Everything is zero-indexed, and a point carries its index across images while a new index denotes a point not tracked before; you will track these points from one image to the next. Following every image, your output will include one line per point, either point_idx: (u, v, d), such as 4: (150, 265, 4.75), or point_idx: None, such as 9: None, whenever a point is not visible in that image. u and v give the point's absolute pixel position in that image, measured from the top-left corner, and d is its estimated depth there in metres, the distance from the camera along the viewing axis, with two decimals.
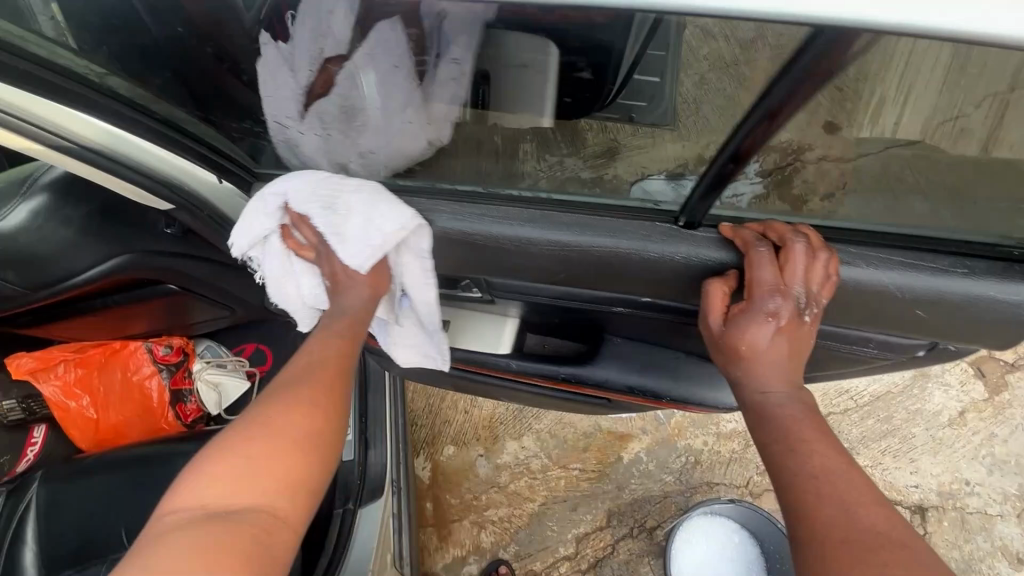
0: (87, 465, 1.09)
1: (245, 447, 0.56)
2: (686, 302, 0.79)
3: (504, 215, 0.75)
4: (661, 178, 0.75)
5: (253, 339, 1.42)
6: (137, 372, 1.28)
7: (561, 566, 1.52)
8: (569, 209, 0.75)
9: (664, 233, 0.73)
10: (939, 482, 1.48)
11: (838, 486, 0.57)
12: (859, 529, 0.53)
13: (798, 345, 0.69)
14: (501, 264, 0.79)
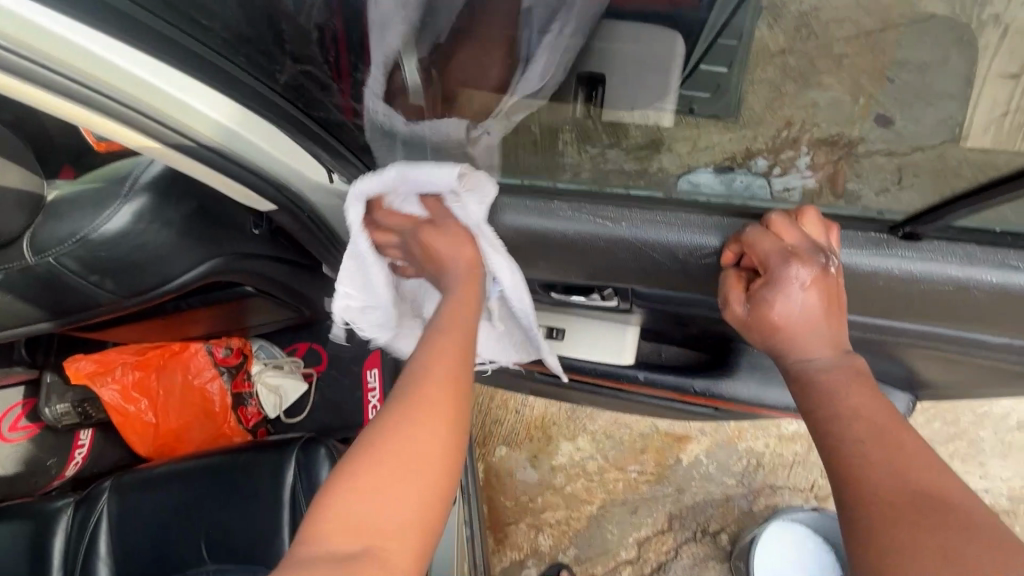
0: (154, 476, 1.03)
1: (375, 476, 0.51)
2: (885, 314, 0.68)
3: (684, 221, 0.64)
4: (708, 171, 0.79)
5: (306, 338, 1.36)
6: (198, 375, 1.24)
7: (622, 570, 1.49)
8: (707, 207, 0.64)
9: (872, 242, 0.61)
10: (1008, 486, 1.45)
11: (872, 429, 0.50)
12: (899, 486, 0.46)
13: (834, 301, 0.58)
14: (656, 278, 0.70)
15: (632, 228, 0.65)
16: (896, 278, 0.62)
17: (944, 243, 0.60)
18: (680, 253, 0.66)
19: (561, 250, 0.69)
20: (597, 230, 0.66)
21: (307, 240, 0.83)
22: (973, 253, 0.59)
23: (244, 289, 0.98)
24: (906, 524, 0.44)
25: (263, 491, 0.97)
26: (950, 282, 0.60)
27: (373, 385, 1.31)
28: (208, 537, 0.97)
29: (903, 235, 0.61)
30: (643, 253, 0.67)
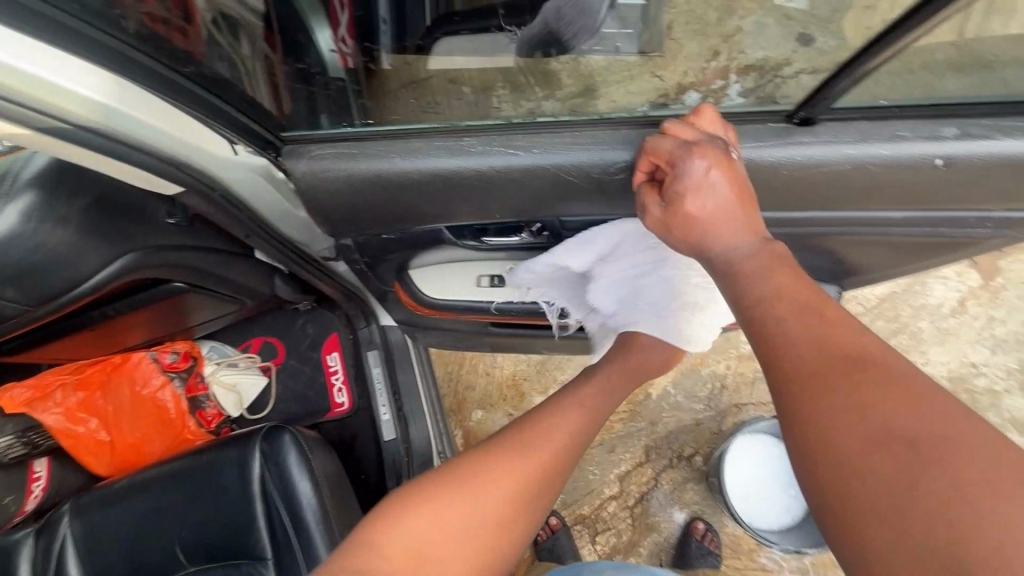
0: (114, 491, 0.99)
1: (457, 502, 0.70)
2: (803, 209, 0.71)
3: (595, 140, 0.64)
4: (641, 107, 0.82)
5: (259, 333, 1.34)
6: (147, 384, 1.19)
7: (609, 506, 1.54)
8: (628, 127, 0.66)
9: (773, 133, 0.64)
10: (947, 368, 1.56)
11: (793, 303, 0.53)
12: (818, 351, 0.50)
13: (739, 187, 0.60)
14: (583, 202, 0.70)
15: (543, 154, 0.64)
16: (794, 166, 0.64)
17: (836, 121, 0.63)
18: (594, 171, 0.66)
19: (482, 188, 0.67)
20: (514, 162, 0.65)
21: (225, 221, 0.79)
22: (863, 128, 0.62)
23: (175, 285, 0.94)
24: (829, 396, 0.47)
25: (230, 487, 0.96)
26: (844, 160, 0.63)
27: (336, 367, 1.32)
28: (183, 540, 0.95)
29: (802, 120, 0.63)
30: (560, 179, 0.66)
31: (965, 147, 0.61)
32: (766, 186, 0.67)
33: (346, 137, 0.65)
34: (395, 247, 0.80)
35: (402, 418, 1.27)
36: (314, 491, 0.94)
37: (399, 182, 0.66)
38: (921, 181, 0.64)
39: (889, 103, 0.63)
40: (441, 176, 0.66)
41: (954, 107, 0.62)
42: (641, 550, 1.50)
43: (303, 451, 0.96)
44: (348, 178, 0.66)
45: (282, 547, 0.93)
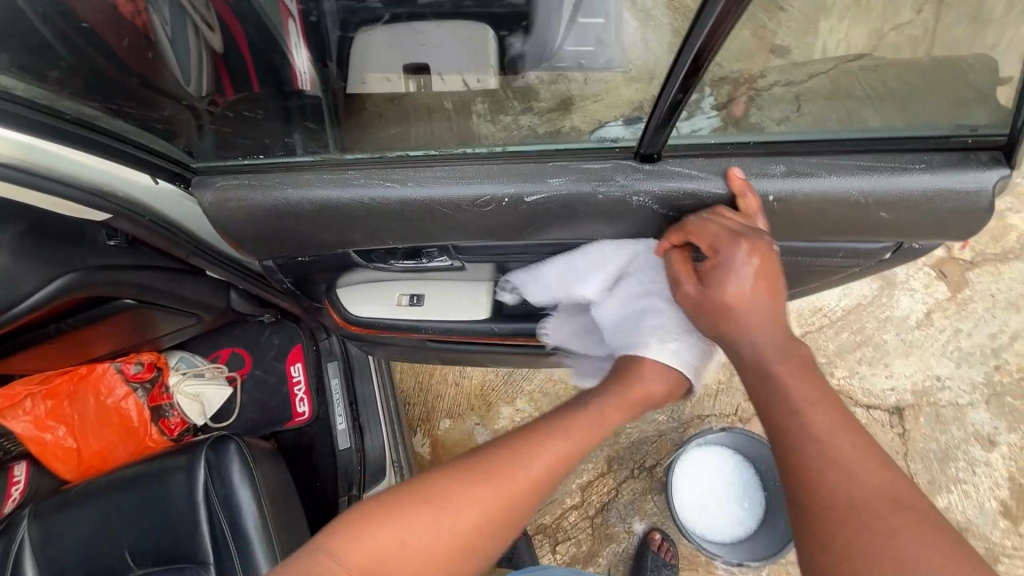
0: (71, 495, 1.04)
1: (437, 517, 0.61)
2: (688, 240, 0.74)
3: (471, 175, 0.66)
4: (617, 123, 0.71)
5: (227, 344, 1.39)
6: (110, 394, 1.25)
7: (570, 516, 1.55)
8: (521, 157, 0.67)
9: (638, 172, 0.67)
10: (912, 381, 1.55)
11: (827, 424, 0.57)
12: (850, 483, 0.53)
13: (773, 283, 0.67)
14: (472, 229, 0.71)
15: (420, 186, 0.66)
16: (643, 201, 0.68)
17: (679, 159, 0.67)
18: (464, 203, 0.67)
19: (358, 219, 0.69)
20: (385, 195, 0.66)
21: (161, 243, 0.84)
22: (700, 164, 0.66)
23: (124, 302, 0.99)
24: (859, 530, 0.51)
25: (176, 493, 1.00)
26: (687, 196, 0.68)
27: (299, 378, 1.37)
28: (131, 544, 0.99)
29: (647, 158, 0.66)
30: (429, 208, 0.67)
31: (792, 186, 0.66)
32: (636, 216, 0.71)
33: (247, 169, 0.69)
34: (314, 268, 0.83)
35: (357, 428, 1.31)
36: (253, 497, 0.98)
37: (293, 214, 0.68)
38: (761, 217, 0.69)
39: (722, 143, 0.67)
40: (328, 207, 0.67)
41: (784, 146, 0.66)
42: (599, 561, 1.51)
43: (245, 460, 1.01)
44: (252, 207, 0.68)
45: (221, 554, 0.97)
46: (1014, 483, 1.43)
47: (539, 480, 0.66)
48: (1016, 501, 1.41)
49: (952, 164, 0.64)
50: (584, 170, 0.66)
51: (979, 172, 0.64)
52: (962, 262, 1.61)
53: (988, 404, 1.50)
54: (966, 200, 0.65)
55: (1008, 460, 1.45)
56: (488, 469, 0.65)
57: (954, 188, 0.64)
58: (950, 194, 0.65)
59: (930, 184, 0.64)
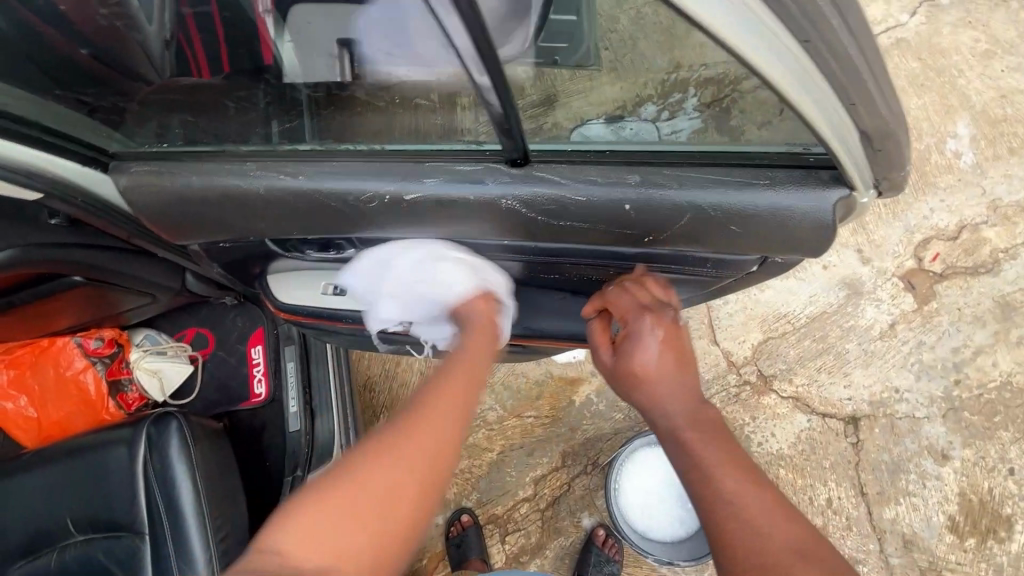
0: (24, 461, 1.09)
1: (353, 488, 0.58)
2: (577, 243, 0.75)
3: (348, 170, 0.67)
4: (598, 122, 0.70)
5: (193, 324, 1.44)
6: (69, 367, 1.28)
7: (521, 507, 1.58)
8: (398, 151, 0.68)
9: (509, 178, 0.66)
10: (870, 392, 1.54)
11: (736, 486, 0.66)
12: (765, 543, 0.61)
13: (679, 348, 0.81)
14: (354, 222, 0.72)
15: (310, 180, 0.67)
16: (510, 204, 0.67)
17: (546, 164, 0.66)
18: (351, 198, 0.68)
19: (256, 211, 0.71)
20: (269, 185, 0.68)
21: (98, 222, 0.87)
22: (563, 170, 0.66)
23: (74, 279, 1.04)
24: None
25: (117, 465, 1.05)
26: (552, 201, 0.67)
27: (258, 359, 1.41)
28: (74, 512, 1.04)
29: (514, 163, 0.66)
30: (292, 201, 0.69)
31: (646, 194, 0.65)
32: (507, 219, 0.70)
33: (158, 157, 0.72)
34: (241, 255, 0.87)
35: (308, 411, 1.34)
36: (188, 474, 1.02)
37: (200, 201, 0.71)
38: (623, 225, 0.69)
39: (600, 151, 0.67)
40: (228, 197, 0.70)
41: (642, 156, 0.66)
42: (547, 553, 1.54)
43: (184, 438, 1.05)
44: (163, 194, 0.71)
45: (155, 525, 1.01)
46: (962, 499, 1.42)
47: (449, 419, 0.66)
48: (963, 516, 1.41)
49: (795, 182, 0.64)
50: (454, 172, 0.66)
51: (819, 191, 0.63)
52: (932, 273, 1.59)
53: (945, 419, 1.49)
54: (808, 218, 0.65)
55: (960, 475, 1.44)
56: (399, 419, 0.65)
57: (798, 206, 0.64)
58: (795, 212, 0.64)
59: (775, 201, 0.64)
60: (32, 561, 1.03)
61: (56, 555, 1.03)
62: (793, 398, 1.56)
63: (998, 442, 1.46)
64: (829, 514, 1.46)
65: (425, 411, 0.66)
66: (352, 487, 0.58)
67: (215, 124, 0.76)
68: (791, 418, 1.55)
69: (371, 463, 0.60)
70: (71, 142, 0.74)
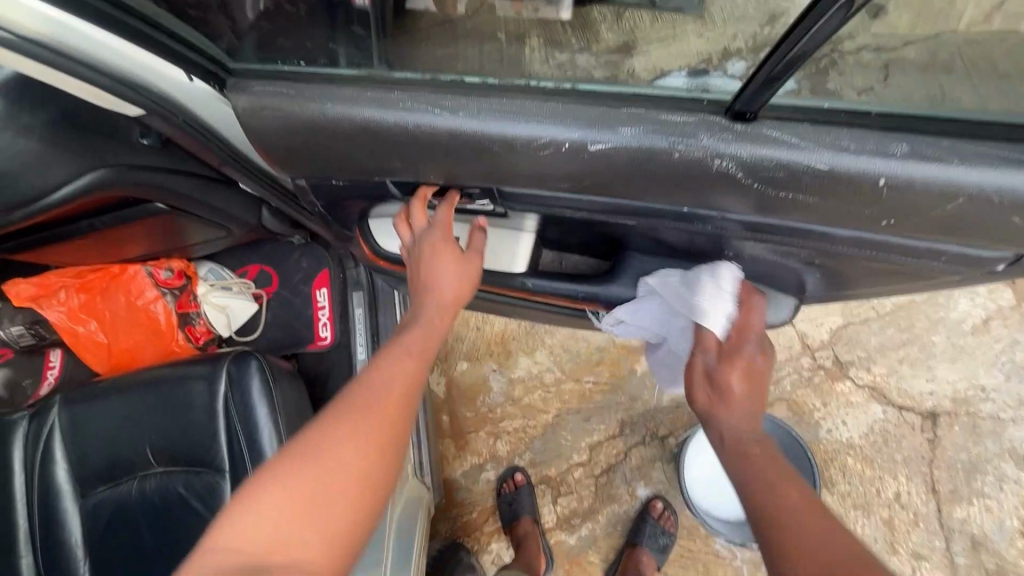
0: (102, 388, 1.07)
1: (323, 456, 0.65)
2: (781, 218, 0.66)
3: (541, 111, 0.59)
4: (681, 74, 0.64)
5: (257, 261, 1.40)
6: (141, 296, 1.25)
7: (575, 471, 1.56)
8: (590, 98, 0.60)
9: (733, 134, 0.58)
10: (954, 388, 1.47)
11: (795, 492, 0.66)
12: (815, 545, 0.59)
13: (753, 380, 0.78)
14: (524, 174, 0.65)
15: (475, 117, 0.60)
16: (726, 166, 0.59)
17: (777, 121, 0.58)
18: (520, 143, 0.61)
19: (423, 151, 0.64)
20: (457, 124, 0.61)
21: (193, 147, 0.80)
22: (806, 131, 0.58)
23: (156, 206, 0.98)
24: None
25: (199, 400, 1.02)
26: (781, 167, 0.59)
27: (323, 303, 1.37)
28: (153, 443, 1.02)
29: (740, 116, 0.58)
30: (482, 145, 0.62)
31: (913, 168, 0.57)
32: (711, 184, 0.62)
33: (288, 76, 0.64)
34: (352, 194, 0.79)
35: (376, 359, 1.30)
36: (270, 416, 1.00)
37: (360, 133, 0.63)
38: (863, 202, 0.61)
39: (832, 107, 0.59)
40: (393, 133, 0.63)
41: (907, 121, 0.58)
42: (598, 518, 1.53)
43: (265, 378, 1.02)
44: (289, 122, 0.64)
45: (236, 464, 0.99)
46: None
47: (395, 389, 0.72)
48: None
49: None
50: (660, 122, 0.59)
51: None
52: None
53: None
54: None
55: None
56: (361, 397, 0.70)
57: None
58: None
59: None
60: (113, 487, 1.03)
61: (137, 482, 1.03)
62: (870, 387, 1.50)
63: None
64: (896, 507, 1.42)
65: (378, 390, 0.71)
66: (338, 434, 0.66)
67: (344, 46, 0.67)
68: (866, 407, 1.49)
69: (335, 455, 0.65)
70: (190, 52, 0.65)
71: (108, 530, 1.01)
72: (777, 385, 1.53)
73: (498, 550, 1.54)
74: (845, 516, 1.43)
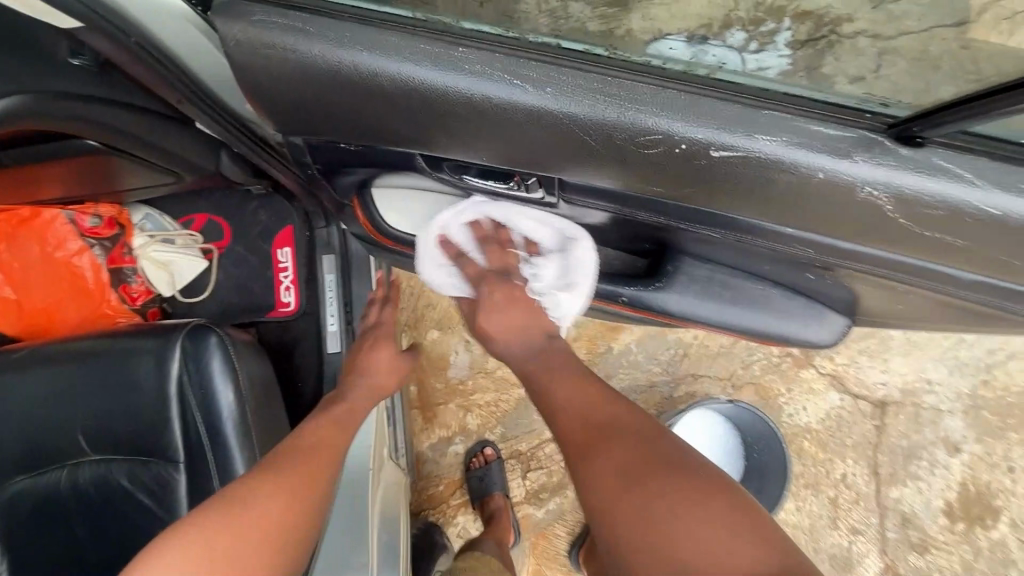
0: (17, 358, 0.89)
1: (242, 512, 0.66)
2: (887, 250, 0.62)
3: (674, 106, 0.52)
4: (679, 40, 0.55)
5: (204, 210, 1.19)
6: (60, 247, 1.06)
7: (546, 447, 1.54)
8: (725, 95, 0.52)
9: (903, 159, 0.52)
10: (904, 380, 1.56)
11: (592, 402, 0.73)
12: (619, 444, 0.67)
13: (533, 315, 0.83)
14: (623, 169, 0.58)
15: (582, 101, 0.52)
16: (875, 196, 0.54)
17: (952, 151, 0.52)
18: (618, 135, 0.53)
19: (498, 128, 0.55)
20: (560, 107, 0.52)
21: (151, 80, 0.63)
22: (984, 168, 0.52)
23: (87, 143, 0.78)
24: (640, 481, 0.63)
25: (145, 381, 0.87)
26: (944, 208, 0.53)
27: (285, 264, 1.20)
28: (85, 429, 0.87)
29: (908, 140, 0.52)
30: (575, 135, 0.54)
31: None
32: (843, 210, 0.56)
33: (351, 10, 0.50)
34: (373, 162, 0.67)
35: (348, 332, 1.17)
36: (234, 399, 0.86)
37: (430, 103, 0.53)
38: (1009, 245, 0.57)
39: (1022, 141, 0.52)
40: (465, 104, 0.52)
41: None
42: (567, 493, 1.53)
43: (227, 355, 0.88)
44: (324, 81, 0.52)
45: (195, 456, 0.86)
46: (963, 488, 1.51)
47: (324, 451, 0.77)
48: (959, 503, 1.51)
49: None
50: (809, 134, 0.52)
51: None
52: None
53: (966, 414, 1.54)
54: None
55: (966, 467, 1.52)
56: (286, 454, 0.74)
57: None
58: None
59: None
60: (38, 478, 0.87)
61: (67, 472, 0.87)
62: (831, 375, 1.56)
63: (1005, 442, 1.52)
64: (841, 487, 1.52)
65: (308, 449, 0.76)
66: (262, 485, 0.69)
67: None
68: (825, 394, 1.55)
69: (254, 505, 0.67)
70: None
71: (32, 525, 0.87)
72: (746, 370, 1.56)
73: (464, 523, 1.53)
74: (796, 494, 1.52)
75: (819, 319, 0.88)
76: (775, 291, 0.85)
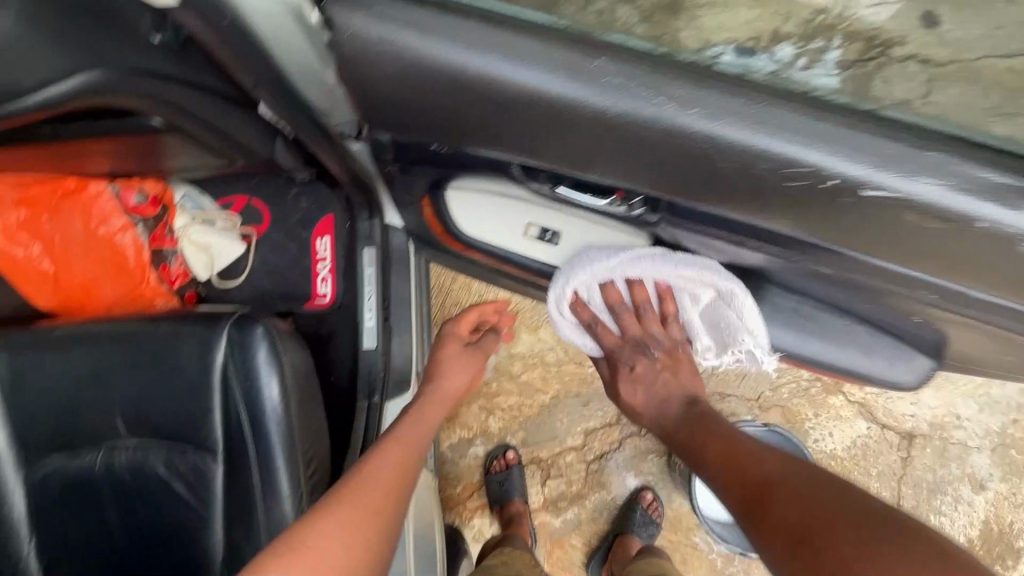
0: (56, 335, 0.87)
1: (325, 543, 0.61)
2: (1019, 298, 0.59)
3: (827, 136, 0.48)
4: (728, 53, 0.50)
5: (244, 192, 1.17)
6: (104, 224, 1.05)
7: (567, 456, 1.52)
8: (876, 126, 0.48)
9: None
10: (933, 413, 1.54)
11: (796, 473, 0.70)
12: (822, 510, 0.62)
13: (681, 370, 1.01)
14: (752, 196, 0.56)
15: (720, 123, 0.49)
16: None
17: None
18: (759, 165, 0.51)
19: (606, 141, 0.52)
20: (699, 129, 0.50)
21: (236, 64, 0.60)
22: None
23: (150, 121, 0.75)
24: (850, 540, 0.57)
25: (186, 368, 0.85)
26: None
27: (323, 254, 1.17)
28: (122, 413, 0.84)
29: None
30: (702, 157, 0.52)
31: None
32: (990, 257, 0.53)
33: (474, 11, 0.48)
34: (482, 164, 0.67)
35: (387, 328, 1.15)
36: (277, 391, 0.84)
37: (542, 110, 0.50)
38: None
39: None
40: (588, 117, 0.51)
41: None
42: (585, 503, 1.51)
43: (273, 346, 0.85)
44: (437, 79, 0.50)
45: (236, 449, 0.84)
46: (985, 526, 1.50)
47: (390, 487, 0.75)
48: (980, 541, 1.49)
49: None
50: (976, 180, 0.48)
51: None
52: None
53: (993, 452, 1.52)
54: None
55: (990, 505, 1.50)
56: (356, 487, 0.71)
57: None
58: None
59: None
60: (71, 459, 0.85)
61: (101, 456, 0.85)
62: (859, 403, 1.54)
63: None
64: None
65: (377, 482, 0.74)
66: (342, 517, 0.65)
67: None
68: (852, 422, 1.53)
69: (336, 535, 0.63)
70: None
71: (63, 507, 0.85)
72: (774, 392, 1.54)
73: (480, 526, 1.51)
74: None
75: (900, 357, 0.94)
76: (861, 327, 0.91)
